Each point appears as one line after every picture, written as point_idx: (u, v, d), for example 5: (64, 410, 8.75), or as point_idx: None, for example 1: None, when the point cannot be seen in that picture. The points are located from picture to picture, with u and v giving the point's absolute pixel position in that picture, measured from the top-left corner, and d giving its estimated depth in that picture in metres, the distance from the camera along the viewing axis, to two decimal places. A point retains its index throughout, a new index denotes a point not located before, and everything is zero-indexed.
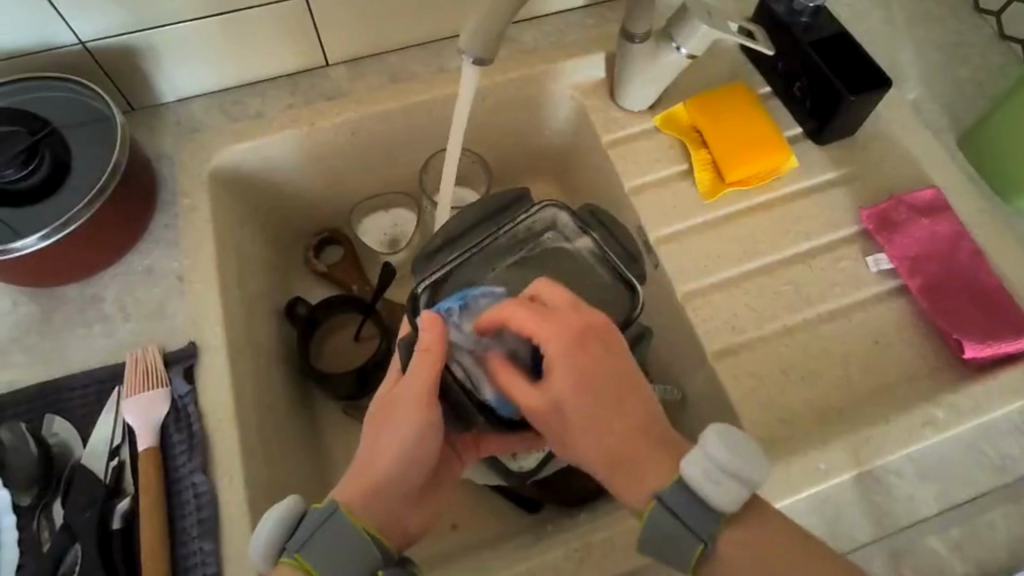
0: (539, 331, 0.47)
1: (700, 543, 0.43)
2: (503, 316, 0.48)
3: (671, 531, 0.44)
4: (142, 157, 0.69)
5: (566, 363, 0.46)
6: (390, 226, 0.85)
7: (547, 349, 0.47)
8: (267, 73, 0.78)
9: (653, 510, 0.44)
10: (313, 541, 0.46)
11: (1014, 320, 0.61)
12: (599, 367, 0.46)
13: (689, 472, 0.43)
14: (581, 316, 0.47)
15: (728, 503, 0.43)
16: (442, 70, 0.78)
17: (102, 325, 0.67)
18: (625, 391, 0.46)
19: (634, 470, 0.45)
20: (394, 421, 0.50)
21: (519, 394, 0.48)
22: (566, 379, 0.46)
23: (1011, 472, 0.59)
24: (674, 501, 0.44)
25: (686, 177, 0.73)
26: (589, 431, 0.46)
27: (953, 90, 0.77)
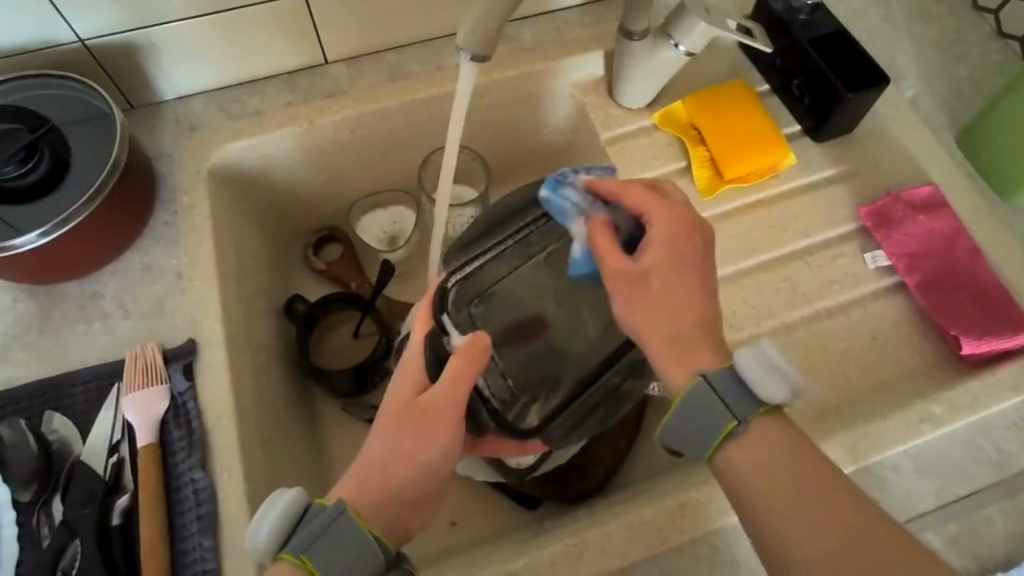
0: (657, 210, 0.52)
1: (734, 421, 0.46)
2: (619, 190, 0.53)
3: (707, 405, 0.47)
4: (142, 155, 0.69)
5: (664, 243, 0.51)
6: (390, 224, 0.85)
7: (655, 228, 0.51)
8: (266, 71, 0.78)
9: (699, 383, 0.47)
10: (319, 541, 0.45)
11: (1011, 316, 0.61)
12: (695, 258, 0.51)
13: (742, 359, 0.47)
14: (687, 212, 0.53)
15: (778, 397, 0.46)
16: (441, 67, 0.79)
17: (102, 322, 0.67)
18: (703, 283, 0.51)
19: (689, 349, 0.49)
20: (415, 431, 0.50)
21: (613, 256, 0.50)
22: (660, 255, 0.50)
23: (1009, 468, 0.59)
24: (721, 384, 0.47)
25: (684, 175, 0.73)
26: (666, 304, 0.49)
27: (951, 88, 0.77)
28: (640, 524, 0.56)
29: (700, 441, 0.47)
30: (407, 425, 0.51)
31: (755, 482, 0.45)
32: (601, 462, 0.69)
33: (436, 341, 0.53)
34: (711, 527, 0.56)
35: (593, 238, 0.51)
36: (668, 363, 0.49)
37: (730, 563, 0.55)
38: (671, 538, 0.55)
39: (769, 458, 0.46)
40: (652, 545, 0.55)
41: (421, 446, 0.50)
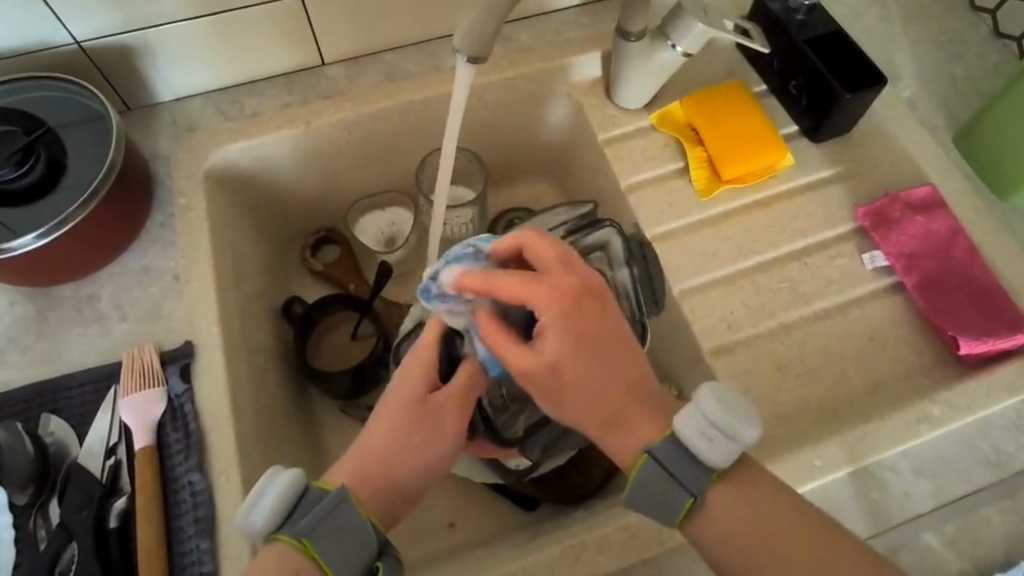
0: (532, 293, 0.47)
1: (689, 497, 0.46)
2: (490, 284, 0.47)
3: (658, 482, 0.46)
4: (138, 156, 0.69)
5: (558, 331, 0.47)
6: (388, 225, 0.85)
7: (540, 310, 0.47)
8: (264, 72, 0.78)
9: (644, 463, 0.46)
10: (320, 527, 0.45)
11: (1009, 316, 0.61)
12: (593, 327, 0.47)
13: (683, 428, 0.46)
14: (570, 278, 0.48)
15: (720, 461, 0.46)
16: (438, 69, 0.79)
17: (98, 324, 0.67)
18: (613, 351, 0.48)
19: (626, 427, 0.47)
20: (424, 427, 0.51)
21: (510, 354, 0.47)
22: (558, 345, 0.47)
23: (1007, 468, 0.59)
24: (665, 455, 0.46)
25: (682, 176, 0.73)
26: (581, 390, 0.47)
27: (949, 88, 0.77)
28: (638, 525, 0.56)
29: (659, 512, 0.47)
30: (417, 420, 0.51)
31: (722, 547, 0.46)
32: (599, 463, 0.68)
33: (450, 345, 0.54)
34: None
35: (486, 332, 0.49)
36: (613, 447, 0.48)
37: None
38: (669, 539, 0.55)
39: (732, 520, 0.46)
40: (650, 547, 0.55)
41: (429, 442, 0.51)
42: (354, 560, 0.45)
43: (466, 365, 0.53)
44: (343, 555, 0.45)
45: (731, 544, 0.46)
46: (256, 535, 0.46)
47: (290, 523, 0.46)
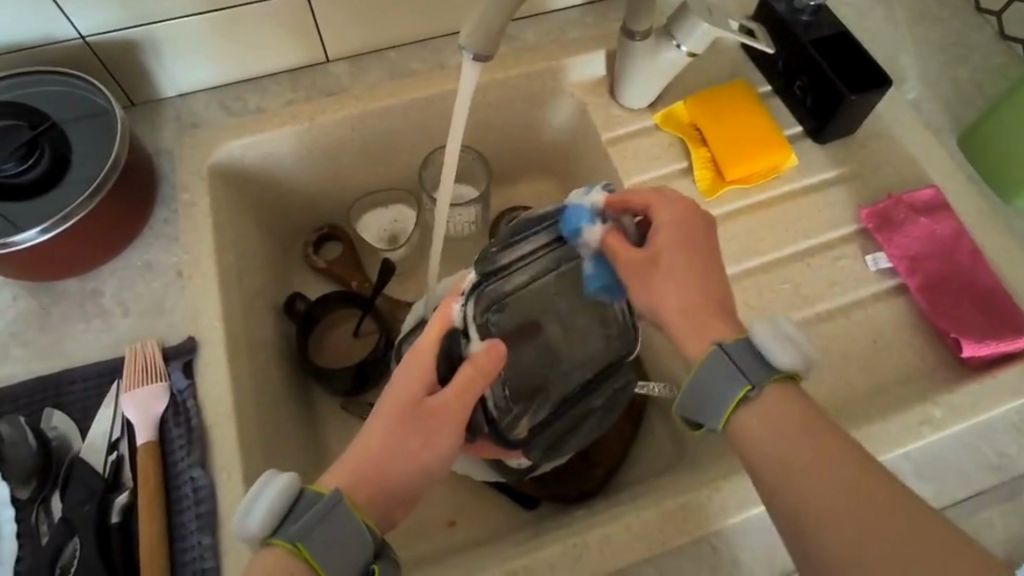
0: (662, 206, 0.54)
1: (749, 386, 0.46)
2: (627, 196, 0.55)
3: (721, 371, 0.47)
4: (142, 152, 0.69)
5: (670, 232, 0.52)
6: (391, 223, 0.85)
7: (661, 216, 0.53)
8: (268, 68, 0.78)
9: (717, 351, 0.47)
10: (314, 531, 0.45)
11: (1012, 319, 0.61)
12: (702, 238, 0.53)
13: (760, 330, 0.48)
14: (688, 202, 0.54)
15: (791, 362, 0.46)
16: (442, 66, 0.79)
17: (102, 319, 0.67)
18: (714, 262, 0.52)
19: (704, 323, 0.50)
20: (420, 428, 0.50)
21: (624, 252, 0.52)
22: (668, 241, 0.52)
23: (1009, 471, 0.59)
24: (736, 352, 0.47)
25: (685, 175, 0.73)
26: (676, 283, 0.51)
27: (954, 90, 0.77)
28: (640, 524, 0.56)
29: (712, 408, 0.47)
30: (413, 421, 0.50)
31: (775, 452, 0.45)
32: (600, 464, 0.69)
33: (453, 343, 0.53)
34: (711, 528, 0.56)
35: (605, 240, 0.53)
36: (686, 338, 0.50)
37: (730, 564, 0.55)
38: (671, 539, 0.55)
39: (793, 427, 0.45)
40: (651, 547, 0.55)
41: (425, 444, 0.50)
42: (350, 563, 0.45)
43: (468, 363, 0.50)
44: (337, 559, 0.44)
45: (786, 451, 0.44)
46: (250, 539, 0.46)
47: (284, 527, 0.45)
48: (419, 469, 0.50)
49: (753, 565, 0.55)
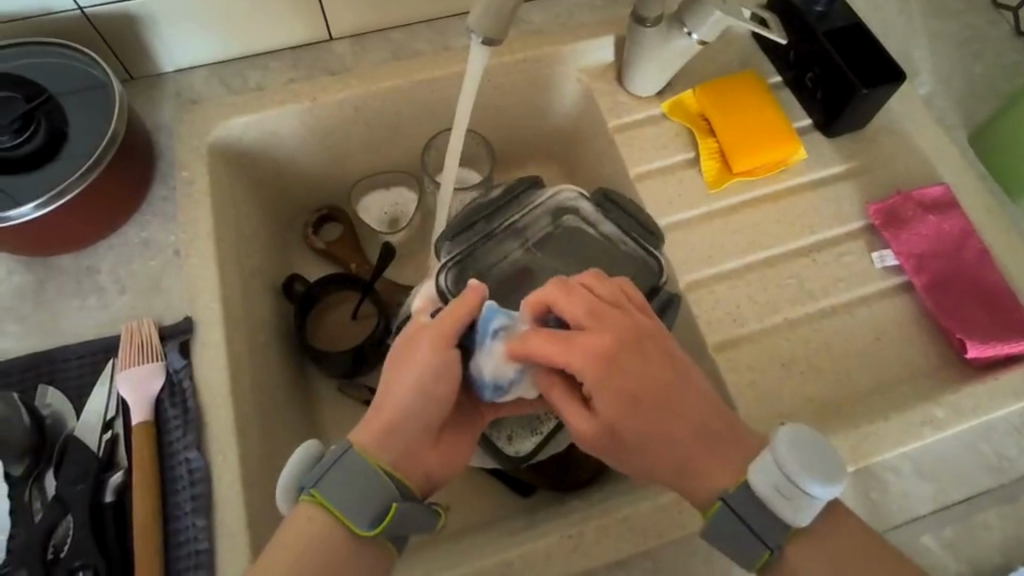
0: (561, 356, 0.47)
1: (768, 551, 0.47)
2: (522, 351, 0.48)
3: (736, 529, 0.48)
4: (141, 127, 0.68)
5: (607, 392, 0.47)
6: (391, 205, 0.84)
7: (585, 376, 0.47)
8: (269, 45, 0.77)
9: (719, 510, 0.48)
10: (325, 477, 0.47)
11: (1018, 321, 0.60)
12: (641, 379, 0.48)
13: (758, 485, 0.47)
14: (604, 331, 0.48)
15: (801, 518, 0.46)
16: (447, 48, 0.77)
17: (98, 297, 0.66)
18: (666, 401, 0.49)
19: (700, 476, 0.49)
20: (409, 359, 0.50)
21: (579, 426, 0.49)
22: (611, 405, 0.47)
23: (1009, 473, 0.59)
24: (742, 507, 0.47)
25: (692, 166, 0.72)
26: (648, 449, 0.49)
27: (967, 87, 0.76)
28: (637, 517, 0.55)
29: (743, 554, 0.48)
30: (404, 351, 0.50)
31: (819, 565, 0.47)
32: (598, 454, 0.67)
33: None
34: None
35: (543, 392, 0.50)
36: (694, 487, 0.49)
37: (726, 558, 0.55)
38: (667, 533, 0.55)
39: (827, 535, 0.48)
40: (647, 538, 0.55)
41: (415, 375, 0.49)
42: (367, 504, 0.47)
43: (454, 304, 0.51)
44: (350, 499, 0.46)
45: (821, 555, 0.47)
46: (282, 493, 0.49)
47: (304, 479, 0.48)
48: (416, 404, 0.49)
49: None
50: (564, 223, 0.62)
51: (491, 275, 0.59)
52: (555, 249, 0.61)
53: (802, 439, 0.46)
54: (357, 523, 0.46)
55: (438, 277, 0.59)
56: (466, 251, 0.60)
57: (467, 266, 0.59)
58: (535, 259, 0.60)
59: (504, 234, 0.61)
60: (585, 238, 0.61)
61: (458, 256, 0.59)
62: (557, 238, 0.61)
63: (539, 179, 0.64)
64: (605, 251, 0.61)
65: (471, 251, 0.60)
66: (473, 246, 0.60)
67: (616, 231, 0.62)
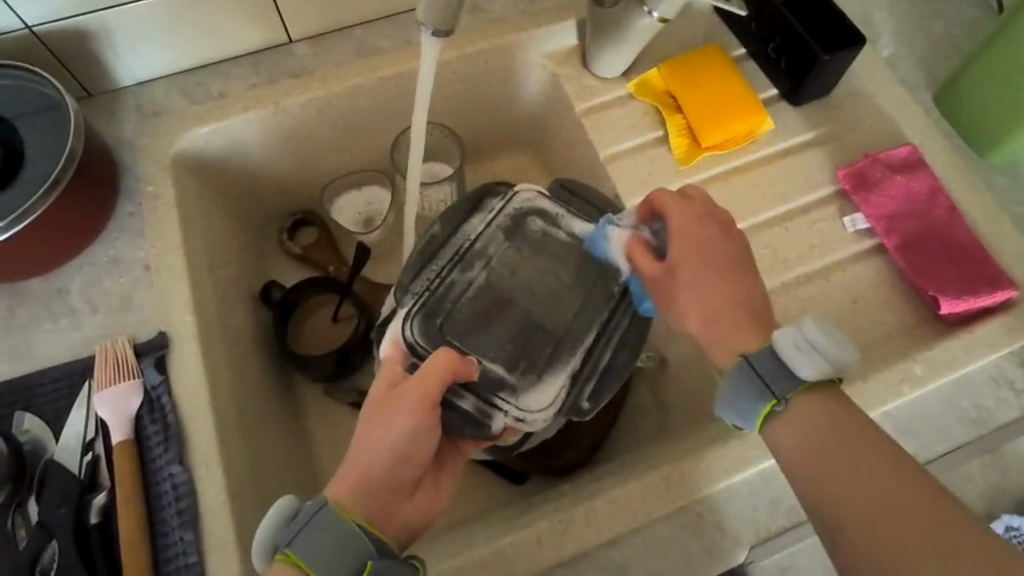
0: (671, 205, 0.54)
1: (774, 400, 0.46)
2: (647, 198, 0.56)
3: (746, 383, 0.47)
4: (101, 143, 0.67)
5: (683, 237, 0.53)
6: (365, 205, 0.83)
7: (670, 224, 0.54)
8: (228, 53, 0.75)
9: (739, 365, 0.48)
10: (301, 535, 0.45)
11: (989, 274, 0.61)
12: (722, 245, 0.52)
13: (780, 338, 0.47)
14: (705, 208, 0.54)
15: (812, 375, 0.45)
16: (410, 42, 0.76)
17: (70, 319, 0.65)
18: (731, 270, 0.51)
19: (725, 329, 0.50)
20: (387, 415, 0.50)
21: (642, 265, 0.55)
22: (682, 249, 0.52)
23: (987, 424, 0.59)
24: (763, 366, 0.47)
25: (661, 145, 0.72)
26: (694, 290, 0.51)
27: (928, 47, 0.76)
28: (625, 497, 0.56)
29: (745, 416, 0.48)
30: (381, 408, 0.50)
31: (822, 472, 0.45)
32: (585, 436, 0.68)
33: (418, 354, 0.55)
34: (697, 496, 0.56)
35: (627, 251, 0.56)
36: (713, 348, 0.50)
37: (717, 530, 0.55)
38: (655, 510, 0.55)
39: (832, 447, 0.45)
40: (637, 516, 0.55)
41: (393, 429, 0.49)
42: (342, 562, 0.44)
43: (433, 363, 0.51)
44: (325, 558, 0.44)
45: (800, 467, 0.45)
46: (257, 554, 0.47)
47: (280, 536, 0.47)
48: (393, 460, 0.48)
49: (740, 530, 0.56)
50: (521, 233, 0.63)
51: (461, 305, 0.60)
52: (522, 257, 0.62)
53: (822, 325, 0.47)
54: None
55: (402, 329, 0.58)
56: (429, 292, 0.60)
57: (433, 306, 0.59)
58: (501, 278, 0.61)
59: (464, 262, 0.61)
60: (552, 236, 0.63)
61: (421, 302, 0.59)
62: (518, 250, 0.62)
63: (497, 188, 0.66)
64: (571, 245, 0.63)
65: (434, 290, 0.60)
66: (433, 282, 0.61)
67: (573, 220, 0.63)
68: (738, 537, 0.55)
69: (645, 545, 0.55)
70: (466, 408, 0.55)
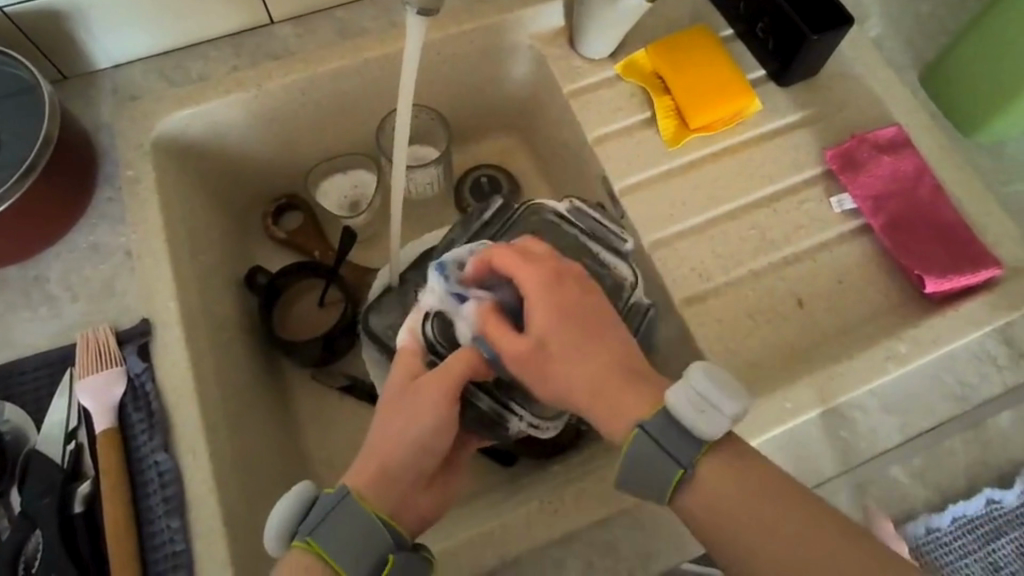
0: (518, 267, 0.50)
1: (682, 468, 0.44)
2: (488, 256, 0.51)
3: (652, 455, 0.44)
4: (77, 127, 0.65)
5: (543, 303, 0.49)
6: (350, 188, 0.82)
7: (528, 289, 0.49)
8: (207, 34, 0.74)
9: (637, 436, 0.44)
10: (324, 526, 0.45)
11: (974, 253, 0.61)
12: (582, 304, 0.49)
13: (675, 401, 0.44)
14: (555, 264, 0.51)
15: (715, 433, 0.44)
16: (394, 23, 0.75)
17: (50, 306, 0.64)
18: (601, 327, 0.48)
19: (614, 401, 0.46)
20: (408, 408, 0.49)
21: (503, 341, 0.49)
22: (544, 319, 0.48)
23: (969, 401, 0.60)
24: (658, 431, 0.44)
25: (649, 126, 0.71)
26: (571, 364, 0.47)
27: (916, 27, 0.76)
28: (614, 477, 0.56)
29: (653, 488, 0.45)
30: (402, 401, 0.50)
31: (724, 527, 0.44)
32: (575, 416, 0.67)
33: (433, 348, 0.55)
34: None
35: (481, 328, 0.50)
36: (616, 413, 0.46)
37: None
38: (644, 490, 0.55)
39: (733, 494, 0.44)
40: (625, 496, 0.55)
41: (416, 422, 0.49)
42: (364, 555, 0.44)
43: (458, 358, 0.50)
44: (348, 549, 0.44)
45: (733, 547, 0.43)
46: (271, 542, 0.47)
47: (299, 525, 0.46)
48: (415, 452, 0.48)
49: None
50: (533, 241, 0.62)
51: None
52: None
53: (712, 369, 0.45)
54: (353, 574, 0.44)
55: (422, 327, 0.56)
56: None
57: None
58: None
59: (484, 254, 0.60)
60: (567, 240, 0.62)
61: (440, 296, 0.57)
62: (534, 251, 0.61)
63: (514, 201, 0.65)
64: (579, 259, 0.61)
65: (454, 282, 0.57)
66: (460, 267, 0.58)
67: (582, 237, 0.62)
68: None
69: (634, 525, 0.55)
70: (484, 408, 0.55)
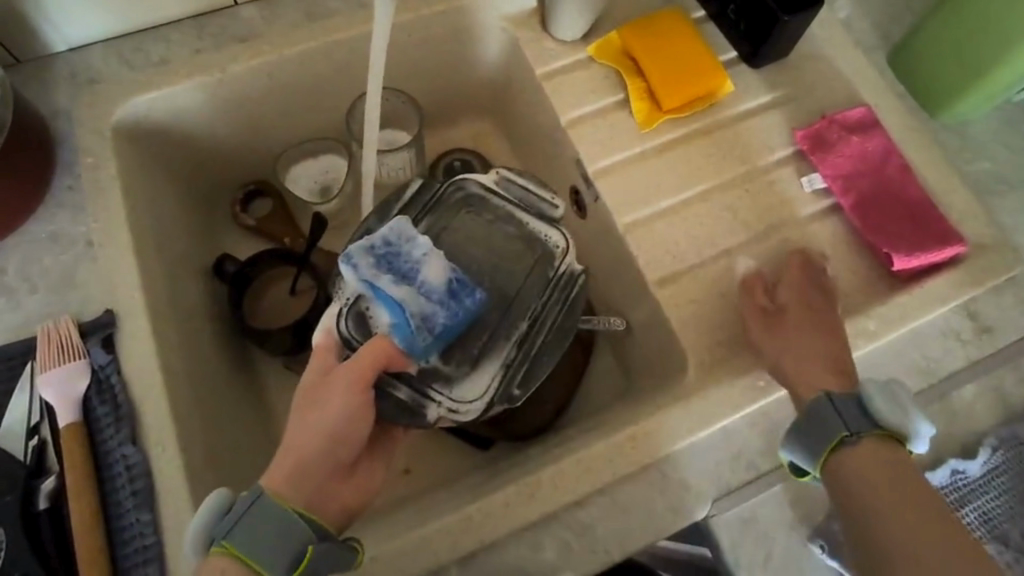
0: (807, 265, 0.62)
1: (845, 432, 0.49)
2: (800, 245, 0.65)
3: (819, 413, 0.50)
4: (30, 111, 0.63)
5: (795, 284, 0.60)
6: (321, 173, 0.80)
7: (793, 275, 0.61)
8: (167, 16, 0.71)
9: (822, 398, 0.50)
10: (238, 528, 0.45)
11: (939, 230, 0.63)
12: (822, 307, 0.59)
13: (868, 387, 0.50)
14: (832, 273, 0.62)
15: (887, 419, 0.49)
16: (363, 4, 0.73)
17: (7, 299, 0.62)
18: (821, 324, 0.57)
19: (804, 365, 0.55)
20: (319, 400, 0.50)
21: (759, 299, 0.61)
22: (792, 295, 0.60)
23: (937, 375, 0.62)
24: (842, 406, 0.50)
25: (622, 108, 0.71)
26: (795, 333, 0.57)
27: (884, 8, 0.77)
28: (590, 458, 0.56)
29: (814, 444, 0.50)
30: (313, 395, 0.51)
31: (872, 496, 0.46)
32: (551, 400, 0.70)
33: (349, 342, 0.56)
34: (660, 454, 0.57)
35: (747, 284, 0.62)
36: (794, 382, 0.55)
37: (680, 487, 0.57)
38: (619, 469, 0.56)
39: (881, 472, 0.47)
40: (600, 476, 0.56)
41: (327, 414, 0.49)
42: (283, 550, 0.44)
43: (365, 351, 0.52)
44: (264, 548, 0.44)
45: (873, 510, 0.45)
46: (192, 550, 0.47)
47: (215, 530, 0.46)
48: (326, 445, 0.49)
49: (702, 485, 0.57)
50: (461, 215, 0.63)
51: None
52: (465, 236, 0.62)
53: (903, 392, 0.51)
54: (273, 571, 0.44)
55: (337, 322, 0.58)
56: None
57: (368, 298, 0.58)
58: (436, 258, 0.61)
59: None
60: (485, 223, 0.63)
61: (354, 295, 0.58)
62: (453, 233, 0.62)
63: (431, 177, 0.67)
64: (507, 232, 0.63)
65: None
66: None
67: (510, 208, 0.64)
68: (701, 492, 0.57)
69: (609, 504, 0.56)
70: (402, 398, 0.57)
